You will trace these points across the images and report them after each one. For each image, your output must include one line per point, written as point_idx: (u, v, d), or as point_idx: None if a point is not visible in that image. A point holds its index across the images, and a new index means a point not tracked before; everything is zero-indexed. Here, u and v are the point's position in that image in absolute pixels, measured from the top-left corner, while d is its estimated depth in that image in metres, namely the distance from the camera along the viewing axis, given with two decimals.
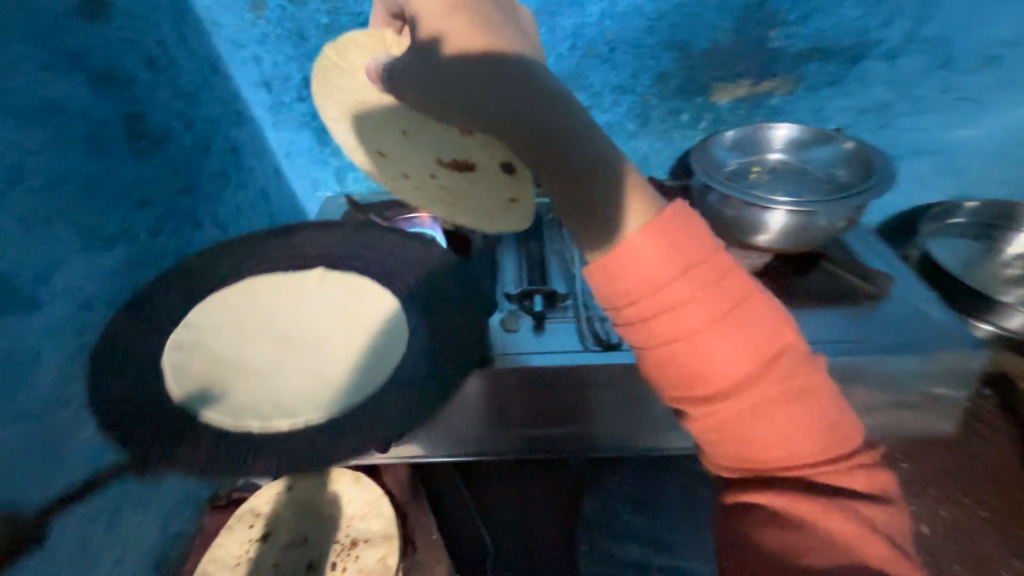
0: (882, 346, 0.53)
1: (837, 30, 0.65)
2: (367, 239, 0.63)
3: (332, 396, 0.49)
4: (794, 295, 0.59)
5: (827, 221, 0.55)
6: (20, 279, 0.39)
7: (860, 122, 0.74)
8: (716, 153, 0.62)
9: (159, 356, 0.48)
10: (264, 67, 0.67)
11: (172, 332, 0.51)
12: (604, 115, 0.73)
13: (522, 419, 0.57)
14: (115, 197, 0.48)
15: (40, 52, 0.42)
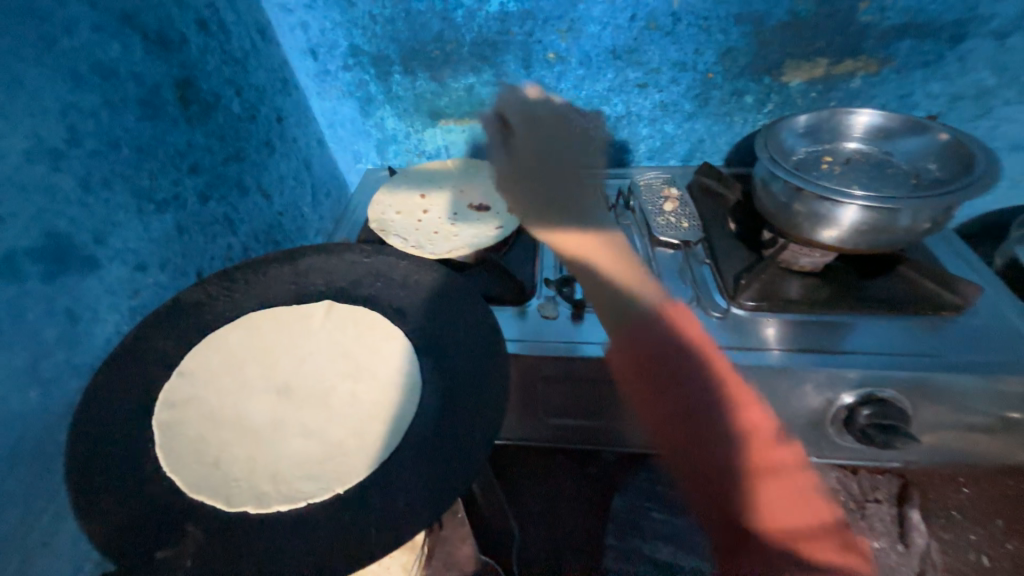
0: (958, 365, 0.48)
1: (940, 2, 0.57)
2: (378, 266, 0.55)
3: (337, 463, 0.44)
4: (861, 301, 0.54)
5: (910, 219, 0.48)
6: (79, 239, 0.40)
7: (954, 109, 0.66)
8: (785, 138, 0.57)
9: (153, 419, 0.43)
10: (312, 34, 0.66)
11: (165, 382, 0.46)
12: (659, 94, 0.68)
13: (559, 408, 0.56)
14: (167, 161, 0.49)
15: (98, 11, 0.42)
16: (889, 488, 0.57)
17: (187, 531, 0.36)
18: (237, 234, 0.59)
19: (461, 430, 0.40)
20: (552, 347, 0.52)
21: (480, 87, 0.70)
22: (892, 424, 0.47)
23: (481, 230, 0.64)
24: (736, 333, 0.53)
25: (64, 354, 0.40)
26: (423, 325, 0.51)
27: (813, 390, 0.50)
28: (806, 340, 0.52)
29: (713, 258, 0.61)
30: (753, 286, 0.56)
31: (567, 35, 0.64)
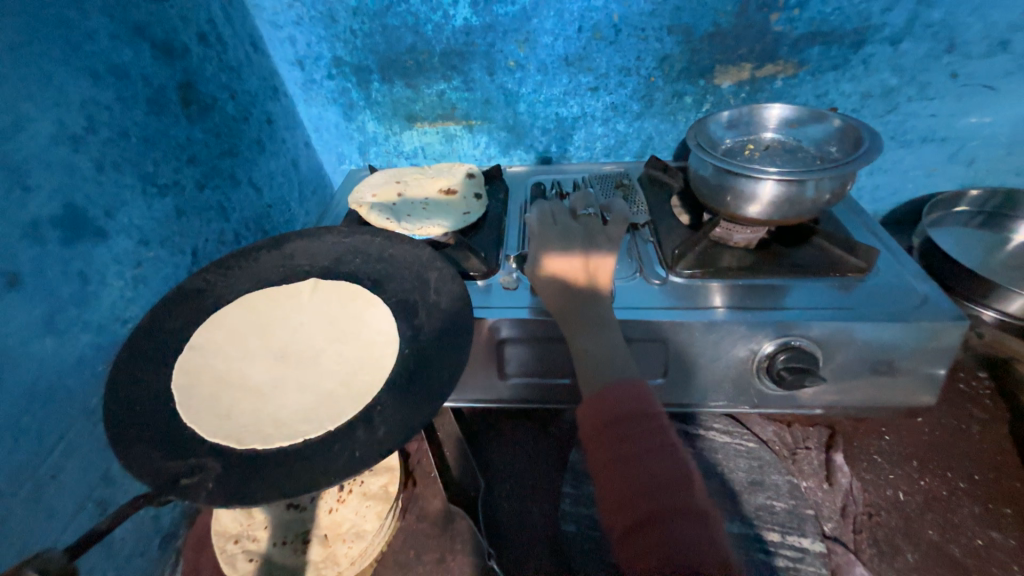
0: (863, 317, 0.55)
1: (839, 13, 0.66)
2: (357, 243, 0.62)
3: (331, 407, 0.47)
4: (784, 267, 0.62)
5: (815, 192, 0.57)
6: (92, 212, 0.47)
7: (866, 107, 0.75)
8: (712, 129, 0.65)
9: (170, 383, 0.47)
10: (299, 47, 0.75)
11: (179, 355, 0.50)
12: (609, 96, 0.77)
13: (522, 368, 0.61)
14: (168, 152, 0.56)
15: (114, 23, 0.49)
16: (819, 438, 0.64)
17: (207, 466, 0.40)
18: (230, 221, 0.66)
19: (432, 371, 0.46)
20: (514, 310, 0.59)
21: (451, 93, 0.79)
22: (803, 367, 0.54)
23: (450, 214, 0.72)
24: (673, 296, 0.60)
25: (76, 311, 0.46)
26: (399, 291, 0.57)
27: (739, 341, 0.56)
28: (735, 300, 0.59)
29: (656, 236, 0.69)
30: (688, 255, 0.63)
31: (524, 46, 0.72)
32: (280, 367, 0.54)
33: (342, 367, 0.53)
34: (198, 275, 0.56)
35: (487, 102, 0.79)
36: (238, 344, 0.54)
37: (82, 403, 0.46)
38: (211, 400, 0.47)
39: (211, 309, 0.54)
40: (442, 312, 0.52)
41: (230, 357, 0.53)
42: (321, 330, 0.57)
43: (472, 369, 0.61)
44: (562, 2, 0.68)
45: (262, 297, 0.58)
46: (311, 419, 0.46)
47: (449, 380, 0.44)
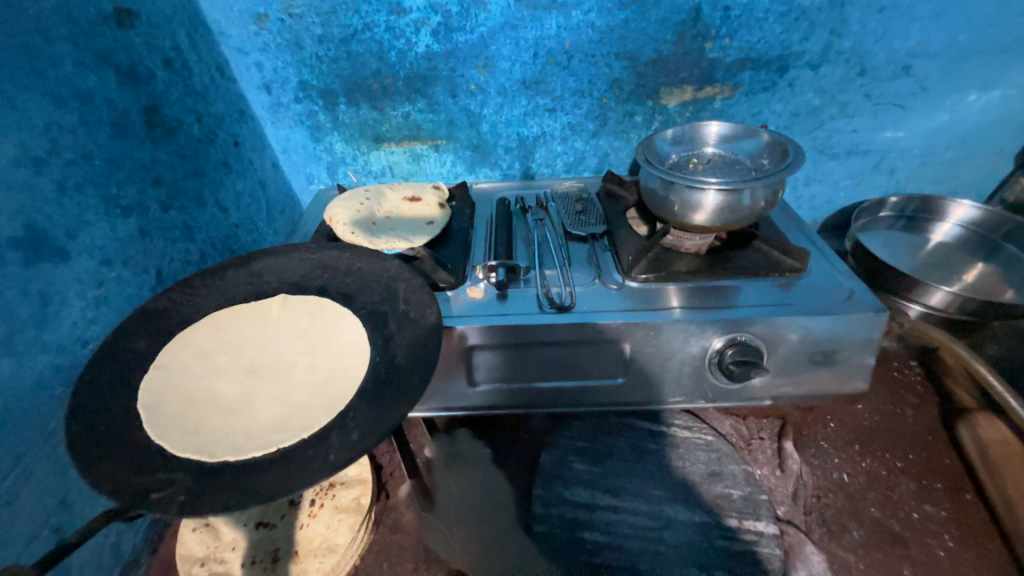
0: (801, 311, 0.60)
1: (765, 42, 0.74)
2: (325, 259, 0.64)
3: (304, 417, 0.47)
4: (730, 269, 0.67)
5: (751, 199, 0.62)
6: (53, 233, 0.47)
7: (796, 124, 0.83)
8: (658, 146, 0.71)
9: (135, 402, 0.46)
10: (265, 72, 0.77)
11: (144, 375, 0.49)
12: (566, 116, 0.83)
13: (491, 374, 0.63)
14: (133, 173, 0.57)
15: (78, 50, 0.51)
16: (772, 429, 0.68)
17: (177, 480, 0.40)
18: (195, 241, 0.66)
19: (402, 376, 0.48)
20: (481, 318, 0.61)
21: (416, 114, 0.82)
22: (749, 359, 0.59)
23: (415, 226, 0.76)
24: (631, 300, 0.64)
25: (35, 332, 0.45)
26: (369, 303, 0.58)
27: (691, 339, 0.60)
28: (688, 301, 0.63)
29: (614, 245, 0.73)
30: (642, 261, 0.68)
31: (484, 70, 0.77)
32: (250, 382, 0.53)
33: (315, 378, 0.53)
34: (163, 294, 0.56)
35: (452, 123, 0.83)
36: (205, 361, 0.54)
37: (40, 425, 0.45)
38: (180, 417, 0.46)
39: (177, 328, 0.54)
40: (410, 322, 0.54)
41: (197, 375, 0.52)
42: (291, 343, 0.57)
43: (442, 378, 0.63)
44: (517, 31, 0.73)
45: (231, 314, 0.58)
46: (284, 429, 0.46)
47: (419, 384, 0.46)
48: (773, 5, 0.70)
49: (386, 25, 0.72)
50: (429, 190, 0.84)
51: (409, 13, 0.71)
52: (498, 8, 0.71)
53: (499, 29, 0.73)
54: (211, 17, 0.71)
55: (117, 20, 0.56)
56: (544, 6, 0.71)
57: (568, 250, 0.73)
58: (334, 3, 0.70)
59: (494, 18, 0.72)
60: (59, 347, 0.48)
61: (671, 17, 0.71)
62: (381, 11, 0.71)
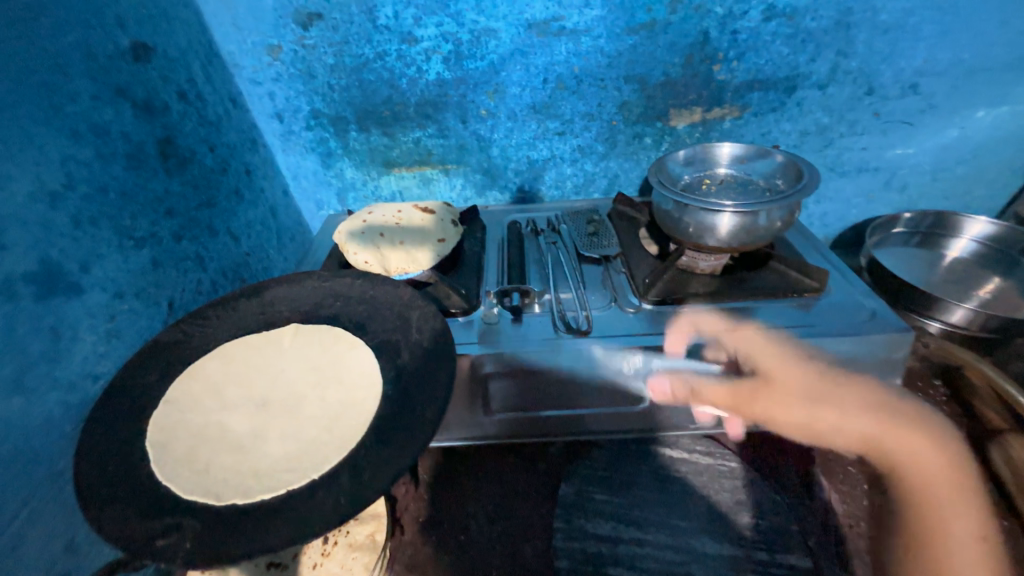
0: (823, 333, 0.59)
1: (772, 64, 0.74)
2: (336, 287, 0.62)
3: (316, 454, 0.46)
4: (747, 290, 0.66)
5: (767, 220, 0.62)
6: (67, 267, 0.47)
7: (805, 143, 0.83)
8: (671, 168, 0.71)
9: (145, 440, 0.45)
10: (278, 101, 0.78)
11: (153, 412, 0.48)
12: (576, 139, 0.83)
13: (506, 402, 0.62)
14: (147, 205, 0.57)
15: (97, 85, 0.51)
16: (797, 453, 0.64)
17: (184, 525, 0.38)
18: (206, 270, 0.66)
19: (417, 410, 0.47)
20: (496, 346, 0.60)
21: (427, 139, 0.83)
22: (771, 384, 0.57)
23: (423, 239, 0.73)
24: (650, 324, 0.63)
25: (47, 368, 0.44)
26: (381, 332, 0.57)
27: (711, 363, 0.59)
28: (708, 325, 0.62)
29: (628, 267, 0.72)
30: (658, 284, 0.67)
31: (494, 96, 0.77)
32: (260, 416, 0.52)
33: (326, 411, 0.52)
34: (174, 326, 0.54)
35: (462, 147, 0.84)
36: (215, 395, 0.52)
37: (48, 467, 0.43)
38: (189, 456, 0.45)
39: (187, 361, 0.53)
40: (426, 353, 0.52)
41: (207, 410, 0.51)
42: (302, 374, 0.56)
43: (459, 408, 0.62)
44: (527, 57, 0.74)
45: (241, 345, 0.57)
46: (295, 468, 0.45)
47: (434, 418, 0.45)
48: (780, 28, 0.71)
49: (397, 54, 0.73)
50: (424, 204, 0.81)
51: (420, 41, 0.72)
52: (509, 35, 0.72)
53: (509, 55, 0.73)
54: (225, 49, 0.72)
55: (134, 55, 0.56)
56: (554, 33, 0.71)
57: (581, 273, 0.73)
58: (346, 33, 0.71)
59: (504, 45, 0.72)
60: (69, 383, 0.46)
61: (679, 41, 0.72)
62: (393, 40, 0.72)
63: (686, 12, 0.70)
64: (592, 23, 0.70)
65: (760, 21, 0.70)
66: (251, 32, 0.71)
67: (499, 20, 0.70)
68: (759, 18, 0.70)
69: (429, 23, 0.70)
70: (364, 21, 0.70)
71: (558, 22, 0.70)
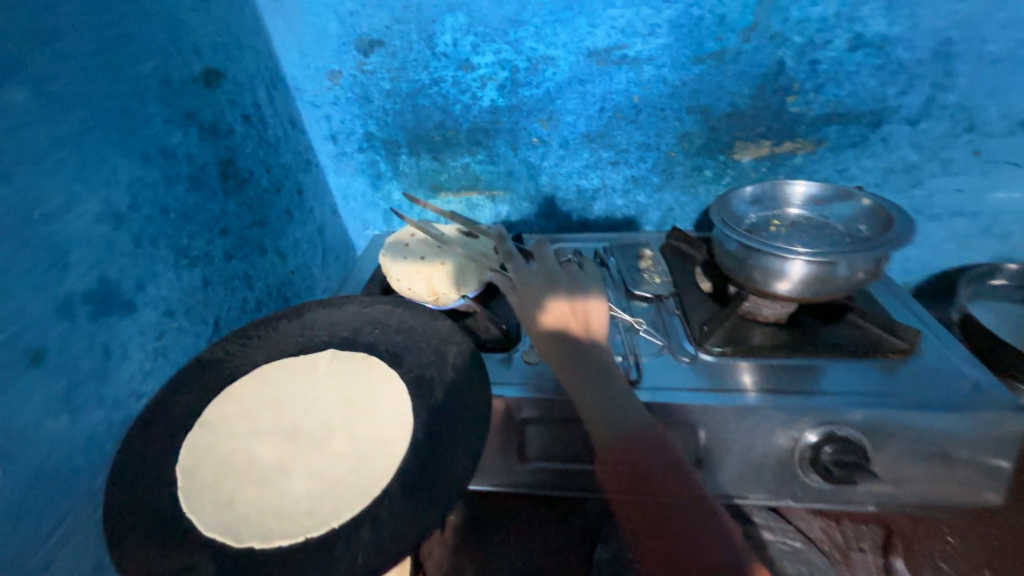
0: (914, 403, 0.51)
1: (855, 97, 0.68)
2: (376, 313, 0.61)
3: (339, 499, 0.44)
4: (820, 345, 0.59)
5: (848, 270, 0.54)
6: (124, 286, 0.47)
7: (888, 181, 0.75)
8: (736, 205, 0.66)
9: (176, 464, 0.45)
10: (333, 123, 0.79)
11: (187, 434, 0.48)
12: (629, 169, 0.79)
13: (541, 449, 0.58)
14: (204, 224, 0.58)
15: (169, 109, 0.53)
16: (874, 539, 0.57)
17: (202, 566, 0.37)
18: (253, 288, 0.66)
19: (446, 460, 0.44)
20: (535, 388, 0.57)
21: (475, 165, 0.81)
22: (853, 461, 0.49)
23: (466, 268, 0.67)
24: (709, 377, 0.57)
25: (95, 386, 0.44)
26: (416, 365, 0.55)
27: (778, 428, 0.53)
28: (775, 382, 0.56)
29: (682, 309, 0.67)
30: (717, 332, 0.61)
31: (547, 123, 0.75)
32: (286, 446, 0.51)
33: (353, 449, 0.50)
34: (219, 345, 0.55)
35: (510, 174, 0.82)
36: (248, 420, 0.51)
37: (87, 486, 0.43)
38: (215, 485, 0.44)
39: (226, 383, 0.53)
40: (462, 394, 0.49)
41: (238, 435, 0.50)
42: (333, 406, 0.55)
43: (493, 453, 0.59)
44: (584, 86, 0.71)
45: (279, 368, 0.56)
46: (315, 512, 0.43)
47: (462, 475, 0.42)
48: (867, 59, 0.65)
49: (452, 80, 0.72)
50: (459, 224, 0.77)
51: (476, 68, 0.71)
52: (567, 63, 0.69)
53: (566, 83, 0.71)
54: (289, 73, 0.74)
55: (205, 80, 0.58)
56: (614, 61, 0.69)
57: (630, 312, 0.68)
58: (404, 59, 0.71)
59: (562, 73, 0.70)
60: (114, 401, 0.46)
61: (750, 71, 0.67)
62: (449, 67, 0.71)
63: (761, 41, 0.65)
64: (656, 52, 0.67)
65: (845, 51, 0.64)
66: (314, 57, 0.72)
67: (558, 48, 0.68)
68: (844, 48, 0.64)
69: (487, 50, 0.69)
70: (422, 48, 0.70)
71: (620, 50, 0.68)
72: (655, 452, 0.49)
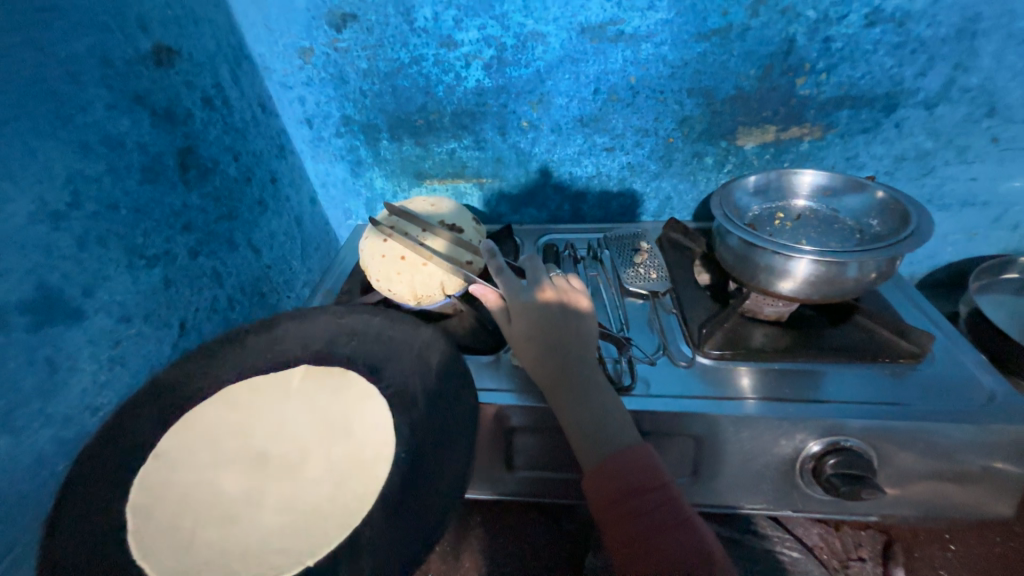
0: (924, 414, 0.48)
1: (870, 78, 0.63)
2: (354, 323, 0.56)
3: (314, 532, 0.42)
4: (825, 349, 0.56)
5: (858, 271, 0.50)
6: (68, 292, 0.43)
7: (900, 169, 0.71)
8: (739, 196, 0.62)
9: (126, 503, 0.41)
10: (308, 106, 0.73)
11: (141, 467, 0.44)
12: (626, 156, 0.74)
13: (530, 460, 0.57)
14: (161, 220, 0.53)
15: (112, 93, 0.47)
16: (874, 546, 0.58)
17: None
18: (223, 287, 0.62)
19: (429, 492, 0.41)
20: (523, 397, 0.54)
21: (462, 151, 0.76)
22: (856, 474, 0.47)
23: (452, 261, 0.61)
24: (708, 383, 0.54)
25: (39, 404, 0.41)
26: (397, 379, 0.51)
27: (781, 437, 0.50)
28: (777, 389, 0.53)
29: (679, 308, 0.63)
30: (716, 334, 0.58)
31: (538, 106, 0.70)
32: (254, 473, 0.47)
33: (330, 473, 0.47)
34: (178, 363, 0.50)
35: (500, 160, 0.77)
36: (211, 446, 0.48)
37: (34, 511, 0.40)
38: (172, 527, 0.41)
39: (190, 407, 0.49)
40: (446, 417, 0.46)
41: (201, 465, 0.47)
42: (308, 424, 0.51)
43: (485, 462, 0.57)
44: (577, 65, 0.66)
45: (246, 387, 0.52)
46: (286, 549, 0.41)
47: (449, 499, 0.39)
48: (884, 36, 0.59)
49: (435, 59, 0.67)
50: (441, 202, 0.69)
51: (460, 46, 0.65)
52: (559, 41, 0.64)
53: (558, 63, 0.66)
54: (256, 51, 0.68)
55: (156, 59, 0.53)
56: (610, 38, 0.63)
57: (624, 311, 0.64)
58: (381, 36, 0.65)
59: (553, 51, 0.65)
60: (62, 418, 0.43)
61: (757, 50, 0.62)
62: (431, 44, 0.65)
63: (770, 16, 0.59)
64: (656, 28, 0.61)
65: (861, 27, 0.59)
66: (282, 33, 0.66)
67: (549, 23, 0.62)
68: (860, 24, 0.59)
69: (471, 26, 0.63)
70: (400, 23, 0.64)
71: (616, 26, 0.62)
72: (646, 487, 0.43)
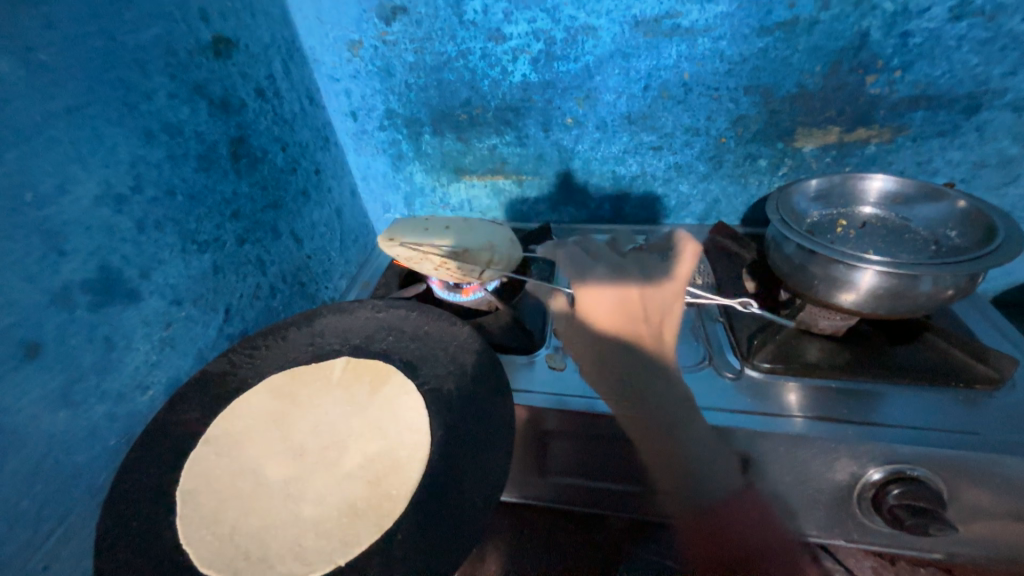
0: (1005, 446, 0.44)
1: (951, 77, 0.58)
2: (390, 319, 0.56)
3: (347, 531, 0.41)
4: (887, 368, 0.52)
5: (933, 286, 0.46)
6: (127, 273, 0.45)
7: (977, 177, 0.65)
8: (798, 201, 0.58)
9: (176, 487, 0.42)
10: (353, 99, 0.74)
11: (190, 453, 0.45)
12: (673, 156, 0.71)
13: (563, 466, 0.55)
14: (213, 208, 0.54)
15: (175, 82, 0.49)
16: None
17: None
18: (266, 275, 0.63)
19: (465, 494, 0.40)
20: (559, 400, 0.52)
21: (502, 147, 0.75)
22: (923, 507, 0.44)
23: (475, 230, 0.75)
24: (757, 398, 0.51)
25: (95, 380, 0.42)
26: (433, 377, 0.50)
27: (836, 461, 0.47)
28: (837, 408, 0.49)
29: (727, 316, 0.60)
30: (767, 346, 0.54)
31: (584, 102, 0.68)
32: (293, 465, 0.47)
33: (366, 469, 0.47)
34: (224, 355, 0.52)
35: (542, 158, 0.75)
36: (255, 438, 0.48)
37: (88, 483, 0.42)
38: (217, 514, 0.42)
39: (233, 396, 0.50)
40: (483, 420, 0.44)
41: (245, 454, 0.47)
42: (345, 419, 0.51)
43: (519, 463, 0.56)
44: (628, 61, 0.63)
45: (290, 380, 0.52)
46: (319, 545, 0.41)
47: (484, 506, 0.38)
48: (971, 31, 0.54)
49: (481, 53, 0.66)
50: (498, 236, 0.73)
51: (508, 39, 0.64)
52: (610, 35, 0.62)
53: (608, 57, 0.63)
54: (307, 44, 0.69)
55: (215, 50, 0.54)
56: (665, 33, 0.60)
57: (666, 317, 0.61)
58: (429, 29, 0.65)
59: (603, 46, 0.63)
60: (114, 395, 0.44)
61: (825, 45, 0.58)
62: (478, 37, 0.64)
63: (843, 9, 0.55)
64: (714, 21, 0.58)
65: (945, 21, 0.54)
66: (333, 26, 0.67)
67: (602, 16, 0.60)
68: (944, 17, 0.54)
69: (521, 19, 0.62)
70: (449, 15, 0.63)
71: (672, 19, 0.59)
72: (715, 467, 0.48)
